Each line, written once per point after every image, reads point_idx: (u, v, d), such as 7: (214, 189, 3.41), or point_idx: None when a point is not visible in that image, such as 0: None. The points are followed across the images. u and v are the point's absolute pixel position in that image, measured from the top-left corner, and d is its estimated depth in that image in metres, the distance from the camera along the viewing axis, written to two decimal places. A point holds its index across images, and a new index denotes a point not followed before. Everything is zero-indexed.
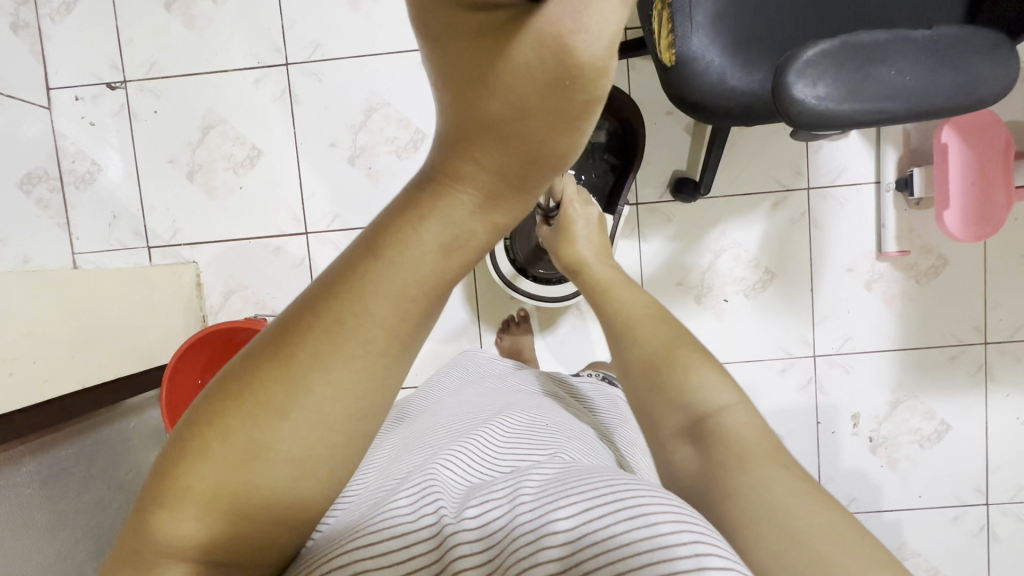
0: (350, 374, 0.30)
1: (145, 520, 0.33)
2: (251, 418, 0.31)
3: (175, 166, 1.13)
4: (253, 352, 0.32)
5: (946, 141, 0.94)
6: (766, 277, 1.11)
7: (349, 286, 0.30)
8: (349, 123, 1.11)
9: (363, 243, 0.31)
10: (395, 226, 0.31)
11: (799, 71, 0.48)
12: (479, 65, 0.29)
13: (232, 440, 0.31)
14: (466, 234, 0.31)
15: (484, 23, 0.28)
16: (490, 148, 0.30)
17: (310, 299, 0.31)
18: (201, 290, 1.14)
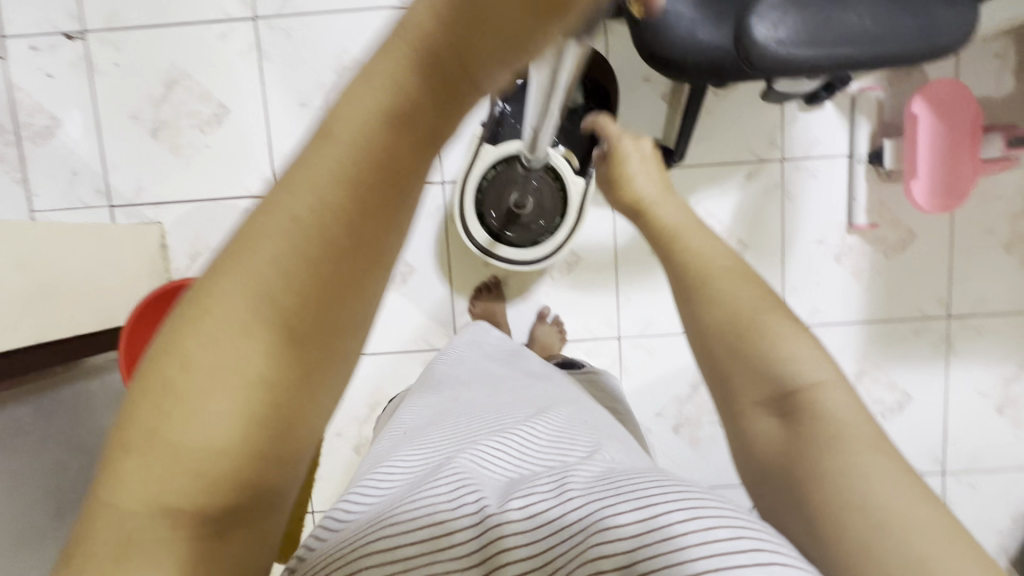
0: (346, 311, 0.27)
1: (112, 480, 0.28)
2: (230, 366, 0.26)
3: (138, 123, 1.09)
4: (219, 289, 0.26)
5: (916, 111, 0.94)
6: (739, 248, 1.12)
7: (368, 232, 0.25)
8: (320, 82, 1.08)
9: (365, 147, 0.24)
10: (408, 153, 0.24)
11: (761, 13, 0.48)
12: None
13: (206, 392, 0.26)
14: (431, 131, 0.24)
15: None
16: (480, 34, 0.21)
17: (299, 237, 0.25)
18: (166, 252, 1.12)
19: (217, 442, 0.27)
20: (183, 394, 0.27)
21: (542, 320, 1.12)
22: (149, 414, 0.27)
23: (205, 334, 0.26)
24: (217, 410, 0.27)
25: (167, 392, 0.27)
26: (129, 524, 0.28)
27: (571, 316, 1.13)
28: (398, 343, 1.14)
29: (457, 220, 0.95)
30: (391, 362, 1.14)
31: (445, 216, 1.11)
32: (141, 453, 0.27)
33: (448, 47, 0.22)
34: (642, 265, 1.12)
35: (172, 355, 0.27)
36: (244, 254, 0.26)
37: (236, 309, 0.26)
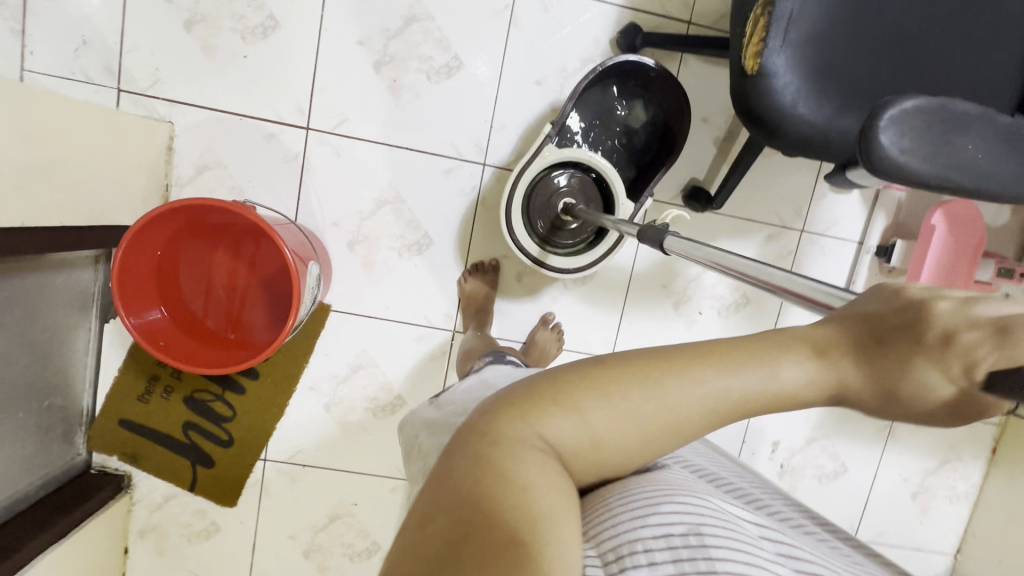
0: (711, 398, 0.39)
1: (530, 416, 0.39)
2: (637, 388, 0.39)
3: (173, 8, 0.98)
4: (649, 354, 0.41)
5: (935, 223, 1.06)
6: (741, 301, 1.17)
7: (753, 393, 0.39)
8: (385, 25, 1.01)
9: (791, 356, 0.39)
10: (789, 394, 0.39)
11: (891, 121, 0.50)
12: (876, 356, 0.35)
13: (612, 395, 0.39)
14: (812, 386, 0.38)
15: (904, 346, 0.34)
16: (861, 370, 0.36)
17: (724, 354, 0.40)
18: (171, 156, 1.02)
19: (604, 444, 0.40)
20: (601, 394, 0.40)
21: (545, 325, 1.12)
22: (576, 393, 0.40)
23: (638, 378, 0.40)
24: (615, 424, 0.39)
25: (594, 386, 0.40)
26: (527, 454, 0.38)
27: (572, 324, 1.14)
28: (394, 311, 1.11)
29: (504, 221, 0.92)
30: (384, 328, 1.11)
31: (478, 198, 1.08)
32: (558, 416, 0.39)
33: (855, 383, 0.37)
34: (652, 294, 1.15)
35: (598, 369, 0.41)
36: (692, 354, 0.40)
37: (669, 361, 0.40)
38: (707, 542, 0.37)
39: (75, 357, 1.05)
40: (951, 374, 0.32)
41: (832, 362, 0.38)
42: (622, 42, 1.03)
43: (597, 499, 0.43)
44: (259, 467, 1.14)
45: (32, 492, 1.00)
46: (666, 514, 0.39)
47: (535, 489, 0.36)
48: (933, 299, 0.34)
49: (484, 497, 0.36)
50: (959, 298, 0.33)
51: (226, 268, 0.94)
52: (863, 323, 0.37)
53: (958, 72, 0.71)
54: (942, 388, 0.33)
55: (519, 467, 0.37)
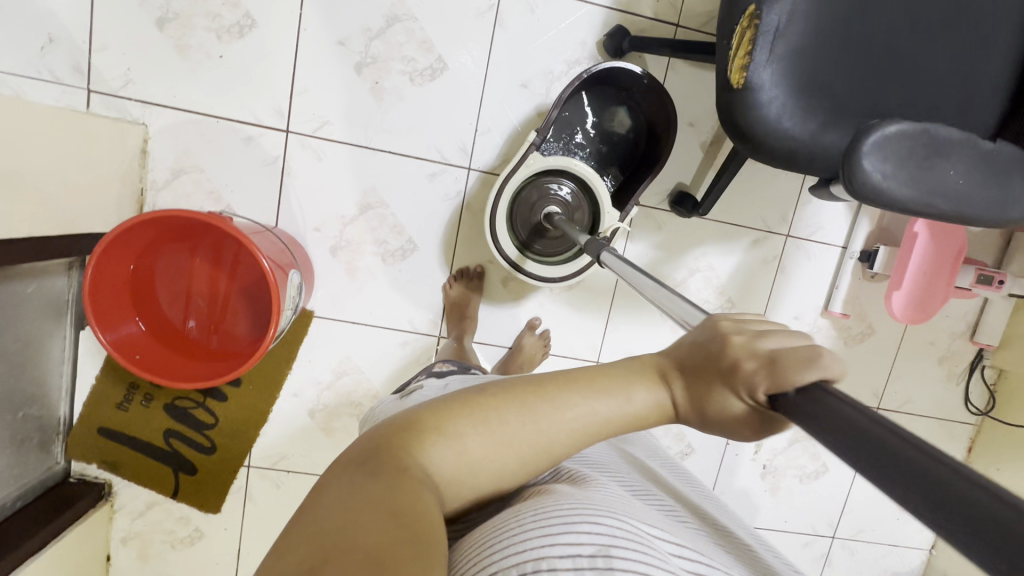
0: (577, 419, 0.43)
1: (408, 444, 0.41)
2: (508, 412, 0.43)
3: (144, 6, 0.94)
4: (520, 383, 0.45)
5: (917, 230, 1.06)
6: (726, 305, 1.17)
7: (610, 415, 0.44)
8: (366, 25, 0.98)
9: (640, 380, 0.45)
10: (640, 416, 0.44)
11: (873, 145, 0.50)
12: (697, 379, 0.42)
13: (486, 419, 0.43)
14: (657, 407, 0.44)
15: (713, 370, 0.41)
16: (691, 390, 0.43)
17: (585, 381, 0.45)
18: (145, 159, 0.99)
19: (484, 468, 0.43)
20: (481, 421, 0.43)
21: (531, 330, 1.12)
22: (455, 420, 0.43)
23: (516, 404, 0.44)
24: (490, 447, 0.42)
25: (476, 414, 0.43)
26: (404, 476, 0.39)
27: (558, 329, 1.14)
28: (377, 317, 1.10)
29: (489, 230, 0.91)
30: (369, 333, 1.10)
31: (463, 203, 1.07)
32: (440, 443, 0.42)
33: (688, 404, 0.43)
34: (637, 299, 1.14)
35: (479, 397, 0.45)
36: (558, 383, 0.45)
37: (539, 388, 0.45)
38: (613, 564, 0.36)
39: (50, 365, 1.03)
40: (741, 396, 0.39)
41: (666, 387, 0.44)
42: (609, 44, 1.01)
43: (511, 515, 0.42)
44: (242, 473, 1.13)
45: (10, 504, 0.98)
46: (576, 534, 0.38)
47: (405, 512, 0.36)
48: (728, 335, 0.41)
49: (355, 520, 0.35)
50: (750, 334, 0.40)
51: (204, 275, 0.92)
52: (691, 353, 0.43)
53: (945, 87, 0.71)
54: (735, 405, 0.39)
55: (398, 491, 0.37)
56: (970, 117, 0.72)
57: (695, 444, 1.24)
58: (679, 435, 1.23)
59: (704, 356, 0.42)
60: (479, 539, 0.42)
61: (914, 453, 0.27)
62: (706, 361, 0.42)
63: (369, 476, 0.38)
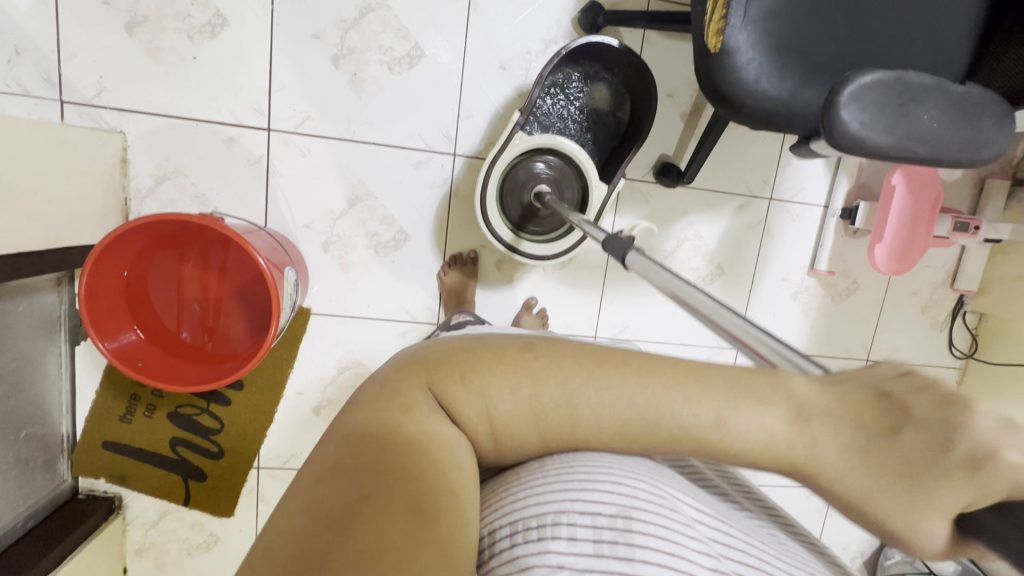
0: (665, 434, 0.40)
1: (433, 394, 0.41)
2: (561, 385, 0.40)
3: (110, 11, 0.93)
4: (569, 351, 0.43)
5: (894, 183, 1.09)
6: (715, 272, 1.20)
7: (716, 439, 0.40)
8: (340, 17, 0.98)
9: (782, 411, 0.40)
10: (769, 455, 0.40)
11: (850, 97, 0.52)
12: (881, 445, 0.39)
13: (531, 389, 0.40)
14: (807, 454, 0.40)
15: (903, 436, 0.39)
16: (875, 453, 0.39)
17: (666, 382, 0.41)
18: (126, 168, 0.98)
19: (507, 429, 0.41)
20: (511, 385, 0.41)
21: (528, 310, 1.13)
22: (484, 376, 0.41)
23: (553, 372, 0.41)
24: (523, 416, 0.41)
25: (507, 368, 0.41)
26: (426, 430, 0.39)
27: (554, 307, 1.15)
28: (374, 309, 1.10)
29: (480, 213, 0.92)
30: (367, 326, 1.10)
31: (451, 190, 1.07)
32: (467, 395, 0.40)
33: (853, 461, 0.39)
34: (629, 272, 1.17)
35: (514, 354, 0.42)
36: (627, 370, 0.41)
37: (601, 370, 0.41)
38: (632, 526, 0.38)
39: (48, 383, 1.02)
40: (962, 488, 0.37)
41: (850, 433, 0.39)
42: (584, 21, 1.01)
43: (535, 463, 0.44)
44: (252, 475, 1.13)
45: (20, 524, 0.98)
46: (598, 493, 0.40)
47: (441, 467, 0.38)
48: (965, 406, 0.39)
49: (369, 478, 0.36)
50: (1017, 446, 0.36)
51: (202, 280, 0.92)
52: (850, 399, 0.40)
53: (912, 39, 0.73)
54: (936, 525, 0.38)
55: (418, 447, 0.38)
56: (939, 67, 0.74)
57: None
58: None
59: (869, 415, 0.39)
60: (506, 485, 0.44)
61: None
62: (875, 421, 0.39)
63: (384, 427, 0.38)
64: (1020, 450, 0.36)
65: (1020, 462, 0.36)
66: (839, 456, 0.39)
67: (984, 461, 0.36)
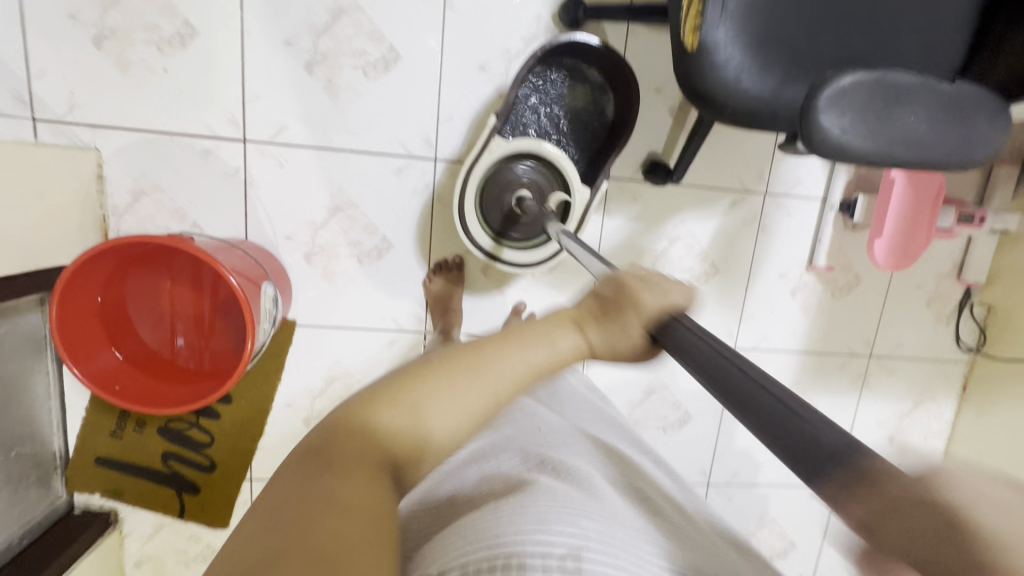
0: (524, 370, 0.48)
1: (368, 419, 0.42)
2: (452, 370, 0.46)
3: (77, 25, 0.91)
4: (445, 351, 0.49)
5: (894, 175, 1.05)
6: (709, 270, 1.16)
7: (545, 363, 0.49)
8: (311, 22, 0.95)
9: (553, 328, 0.51)
10: (560, 363, 0.50)
11: (829, 101, 0.49)
12: (609, 326, 0.50)
13: (428, 374, 0.46)
14: (570, 351, 0.50)
15: (611, 310, 0.50)
16: (603, 330, 0.50)
17: (499, 336, 0.50)
18: (103, 184, 0.97)
19: (444, 432, 0.44)
20: (438, 386, 0.45)
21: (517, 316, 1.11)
22: (412, 391, 0.44)
23: (464, 367, 0.47)
24: (451, 409, 0.45)
25: (433, 377, 0.46)
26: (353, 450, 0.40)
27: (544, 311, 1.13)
28: (359, 319, 1.08)
29: (460, 223, 0.89)
30: (354, 337, 1.09)
31: (433, 196, 1.05)
32: (394, 410, 0.43)
33: (604, 346, 0.50)
34: None
35: (433, 365, 0.47)
36: (489, 344, 0.49)
37: (470, 347, 0.49)
38: (583, 567, 0.35)
39: (36, 402, 1.02)
40: (640, 328, 0.49)
41: (596, 325, 0.50)
42: (564, 16, 0.97)
43: (490, 511, 0.41)
44: (246, 487, 1.13)
45: (15, 543, 0.99)
46: (550, 534, 0.37)
47: (362, 507, 0.36)
48: (630, 284, 0.51)
49: (302, 518, 0.34)
50: (651, 287, 0.50)
51: (182, 297, 0.91)
52: (597, 302, 0.52)
53: (906, 27, 0.69)
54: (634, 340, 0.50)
55: (348, 482, 0.37)
56: (934, 57, 0.70)
57: (692, 412, 1.24)
58: (675, 405, 1.23)
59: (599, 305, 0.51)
60: (461, 530, 0.41)
61: (764, 395, 0.36)
62: (597, 308, 0.51)
63: (320, 461, 0.39)
64: (656, 290, 0.50)
65: (670, 293, 0.50)
66: (592, 346, 0.50)
67: (655, 294, 0.50)
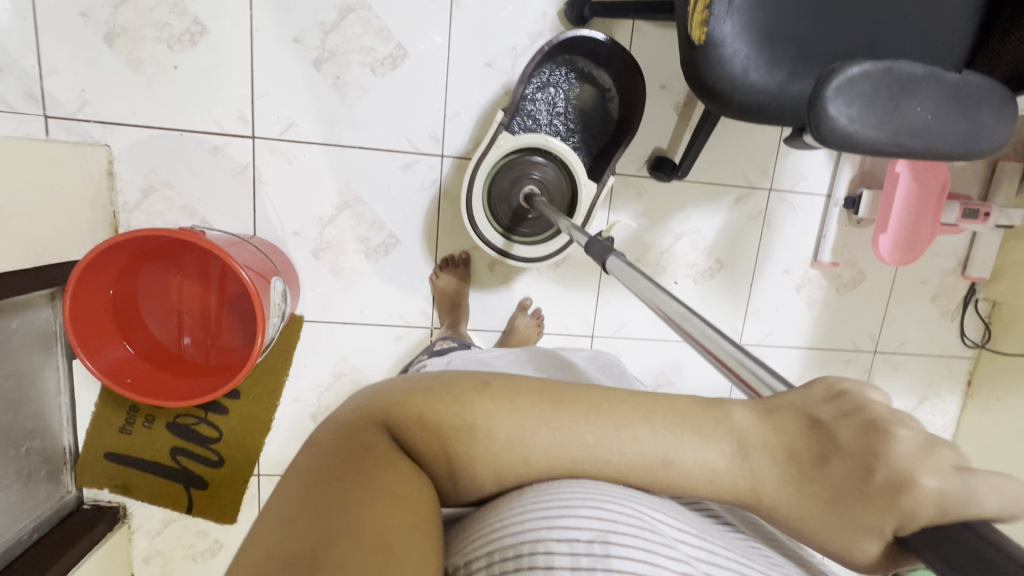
0: (650, 461, 0.42)
1: (445, 417, 0.41)
2: (577, 421, 0.42)
3: (89, 23, 0.92)
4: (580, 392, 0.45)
5: (899, 171, 1.05)
6: (715, 266, 1.17)
7: (694, 480, 0.42)
8: (320, 19, 0.96)
9: (724, 443, 0.42)
10: (716, 490, 0.42)
11: (837, 92, 0.50)
12: (819, 491, 0.40)
13: (545, 413, 0.42)
14: (735, 479, 0.42)
15: (823, 465, 0.39)
16: (802, 490, 0.40)
17: (654, 411, 0.43)
18: (113, 180, 0.98)
19: (522, 460, 0.42)
20: (547, 419, 0.42)
21: (523, 311, 1.12)
22: (516, 414, 0.42)
23: (582, 416, 0.42)
24: (551, 456, 0.42)
25: (544, 408, 0.42)
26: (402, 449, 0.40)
27: (549, 307, 1.13)
28: (366, 314, 1.09)
29: (469, 219, 0.90)
30: (361, 332, 1.10)
31: (440, 191, 1.06)
32: (484, 417, 0.42)
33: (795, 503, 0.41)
34: None
35: (545, 396, 0.43)
36: (633, 412, 0.43)
37: (615, 407, 0.43)
38: (610, 551, 0.35)
39: (47, 397, 1.03)
40: (888, 527, 0.37)
41: (789, 466, 0.41)
42: (570, 13, 0.98)
43: (515, 496, 0.41)
44: (253, 482, 1.14)
45: (26, 537, 0.99)
46: (575, 519, 0.37)
47: (398, 502, 0.36)
48: (889, 427, 0.39)
49: (342, 506, 0.35)
50: (933, 470, 0.36)
51: (191, 291, 0.91)
52: (810, 445, 0.41)
53: (911, 20, 0.69)
54: (869, 547, 0.38)
55: (389, 475, 0.37)
56: (939, 51, 0.70)
57: None
58: None
59: (806, 447, 0.41)
60: (486, 516, 0.41)
61: None
62: (802, 449, 0.41)
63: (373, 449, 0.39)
64: (937, 473, 0.36)
65: (934, 476, 0.35)
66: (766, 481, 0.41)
67: (905, 480, 0.36)
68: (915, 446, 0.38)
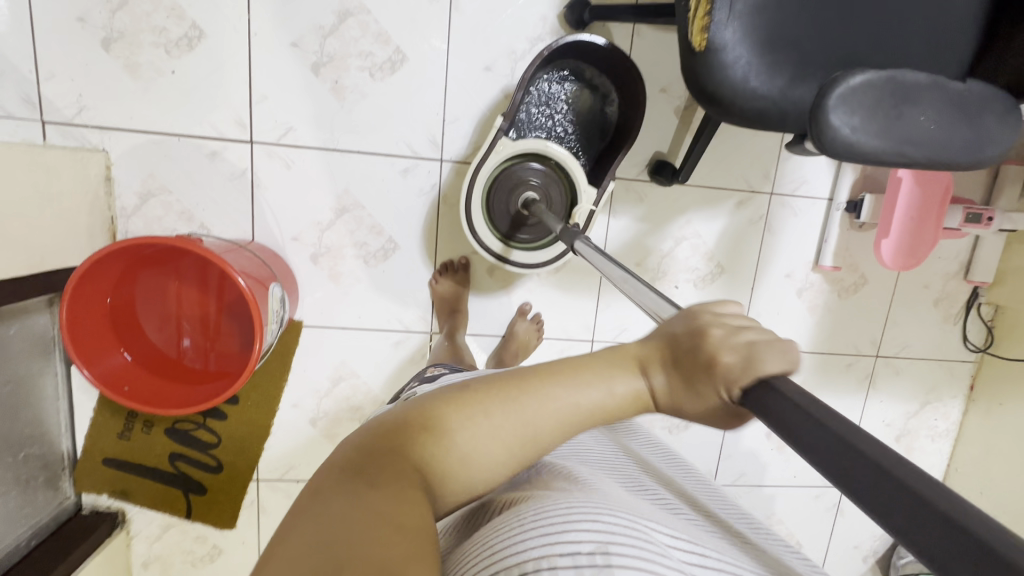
0: (570, 414, 0.44)
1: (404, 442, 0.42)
2: (496, 397, 0.44)
3: (86, 28, 0.91)
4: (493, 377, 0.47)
5: (901, 175, 1.04)
6: (715, 271, 1.16)
7: (597, 411, 0.44)
8: (318, 23, 0.95)
9: (614, 374, 0.45)
10: (618, 416, 0.45)
11: (838, 101, 0.49)
12: (680, 381, 0.43)
13: (463, 402, 0.44)
14: (629, 400, 0.45)
15: (689, 364, 0.42)
16: (679, 391, 0.43)
17: (552, 369, 0.46)
18: (111, 185, 0.97)
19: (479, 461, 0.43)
20: (478, 415, 0.44)
21: (523, 316, 1.11)
22: (453, 416, 0.43)
23: (501, 397, 0.44)
24: (491, 441, 0.43)
25: (472, 405, 0.44)
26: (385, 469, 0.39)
27: (549, 312, 1.13)
28: (365, 319, 1.09)
29: (468, 225, 0.89)
30: (360, 337, 1.09)
31: (439, 196, 1.05)
32: (436, 441, 0.42)
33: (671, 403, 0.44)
34: None
35: (468, 393, 0.45)
36: (540, 375, 0.46)
37: (521, 376, 0.46)
38: (612, 561, 0.34)
39: (45, 402, 1.03)
40: (721, 392, 0.40)
41: (666, 373, 0.44)
42: (570, 17, 0.98)
43: (514, 517, 0.41)
44: (253, 488, 1.14)
45: (24, 543, 0.99)
46: (575, 533, 0.36)
47: (402, 520, 0.35)
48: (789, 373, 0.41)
49: (346, 530, 0.33)
50: (739, 344, 0.40)
51: (189, 297, 0.91)
52: (669, 347, 0.44)
53: (913, 25, 0.69)
54: (706, 408, 0.41)
55: (383, 495, 0.37)
56: (942, 56, 0.69)
57: None
58: None
59: (674, 352, 0.44)
60: (485, 539, 0.40)
61: None
62: (668, 352, 0.44)
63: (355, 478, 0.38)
64: (746, 347, 0.40)
65: (783, 356, 0.38)
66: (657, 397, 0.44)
67: (745, 358, 0.39)
68: (746, 331, 0.41)
